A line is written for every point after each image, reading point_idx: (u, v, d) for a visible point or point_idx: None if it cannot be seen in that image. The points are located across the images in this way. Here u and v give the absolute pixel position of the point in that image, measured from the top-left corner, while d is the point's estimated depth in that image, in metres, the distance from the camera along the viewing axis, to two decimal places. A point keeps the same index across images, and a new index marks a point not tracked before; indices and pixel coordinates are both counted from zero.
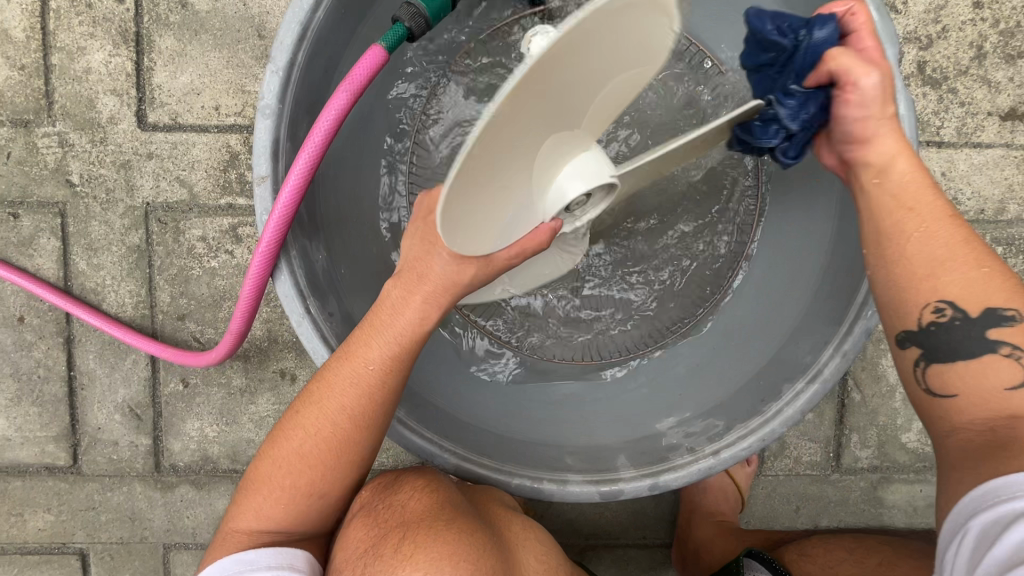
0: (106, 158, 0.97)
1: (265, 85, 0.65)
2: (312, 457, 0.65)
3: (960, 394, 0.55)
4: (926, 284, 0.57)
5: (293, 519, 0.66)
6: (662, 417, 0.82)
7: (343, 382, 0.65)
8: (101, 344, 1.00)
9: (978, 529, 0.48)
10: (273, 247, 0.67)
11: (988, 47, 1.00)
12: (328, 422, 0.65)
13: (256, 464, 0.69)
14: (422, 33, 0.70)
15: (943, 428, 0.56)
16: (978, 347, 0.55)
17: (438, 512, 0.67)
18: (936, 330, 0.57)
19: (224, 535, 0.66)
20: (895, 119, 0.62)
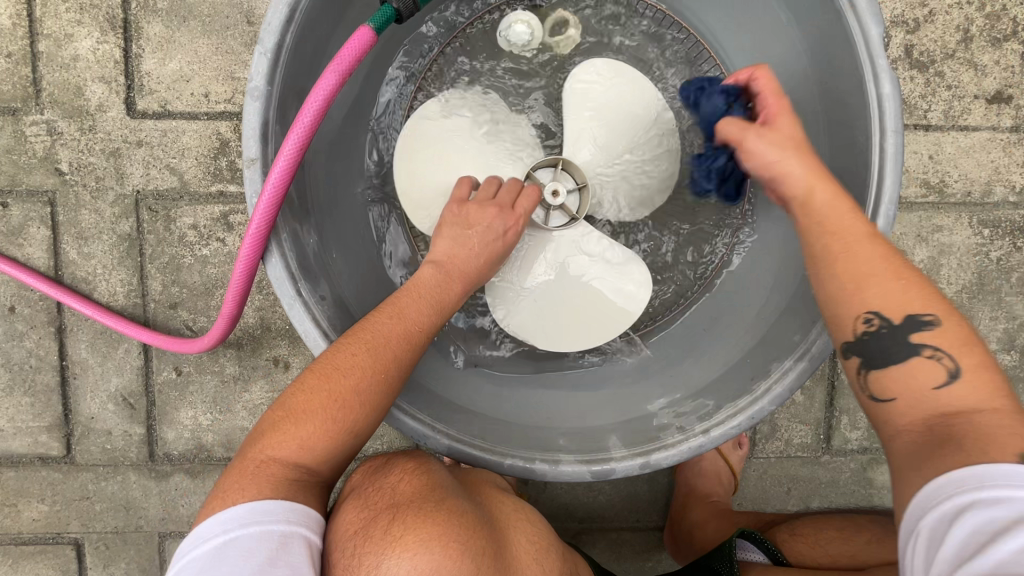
0: (95, 146, 0.97)
1: (253, 66, 0.65)
2: (369, 392, 0.64)
3: (897, 399, 0.58)
4: (854, 297, 0.60)
5: (326, 461, 0.64)
6: (652, 399, 0.83)
7: (392, 337, 0.67)
8: (93, 334, 1.00)
9: (930, 527, 0.49)
10: (264, 229, 0.67)
11: (974, 30, 1.01)
12: (389, 357, 0.66)
13: (292, 401, 0.64)
14: (409, 14, 0.70)
15: (890, 429, 0.58)
16: (904, 351, 0.58)
17: (428, 492, 0.65)
18: (868, 338, 0.60)
19: (255, 470, 0.61)
20: (803, 161, 0.66)
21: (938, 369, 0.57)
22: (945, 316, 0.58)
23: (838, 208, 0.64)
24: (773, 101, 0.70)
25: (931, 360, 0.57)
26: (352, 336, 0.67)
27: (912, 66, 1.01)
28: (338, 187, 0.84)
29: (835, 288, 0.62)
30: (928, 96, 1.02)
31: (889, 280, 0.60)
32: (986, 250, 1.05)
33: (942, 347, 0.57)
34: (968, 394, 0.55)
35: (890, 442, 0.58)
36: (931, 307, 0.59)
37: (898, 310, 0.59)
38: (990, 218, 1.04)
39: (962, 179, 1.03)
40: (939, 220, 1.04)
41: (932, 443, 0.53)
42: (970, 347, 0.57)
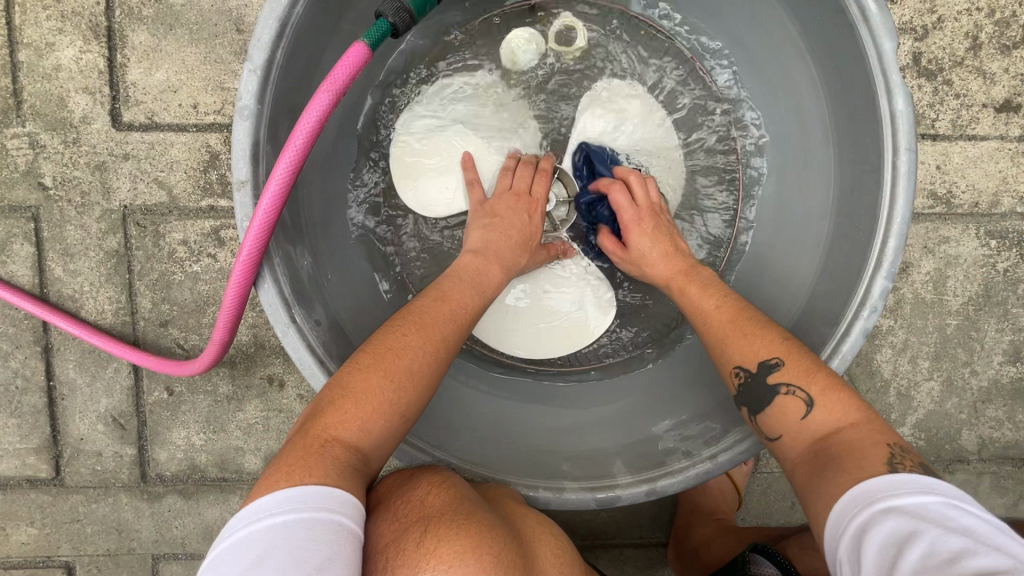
0: (80, 160, 0.94)
1: (242, 84, 0.62)
2: (421, 373, 0.64)
3: (783, 436, 0.64)
4: (723, 356, 0.69)
5: (379, 447, 0.61)
6: (658, 420, 0.81)
7: (441, 316, 0.69)
8: (81, 353, 0.97)
9: (851, 544, 0.51)
10: (256, 255, 0.64)
11: (983, 37, 0.99)
12: (439, 340, 0.67)
13: (348, 381, 0.62)
14: (406, 28, 0.67)
15: (790, 465, 0.64)
16: (768, 393, 0.65)
17: (458, 504, 0.60)
18: (744, 389, 0.67)
19: (319, 450, 0.56)
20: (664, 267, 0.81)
21: (798, 403, 0.63)
22: (790, 353, 0.65)
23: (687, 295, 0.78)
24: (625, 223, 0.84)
25: (790, 395, 0.63)
26: (403, 318, 0.68)
27: (920, 75, 0.99)
28: (331, 204, 0.81)
29: (718, 343, 0.71)
30: (936, 105, 1.00)
31: (738, 338, 0.69)
32: (993, 261, 1.03)
33: (793, 382, 0.64)
34: (828, 416, 0.61)
35: (791, 474, 0.63)
36: (776, 349, 0.66)
37: (753, 357, 0.66)
38: (997, 229, 1.03)
39: (969, 190, 1.02)
40: (946, 231, 1.02)
41: (822, 465, 0.58)
42: (814, 374, 0.63)
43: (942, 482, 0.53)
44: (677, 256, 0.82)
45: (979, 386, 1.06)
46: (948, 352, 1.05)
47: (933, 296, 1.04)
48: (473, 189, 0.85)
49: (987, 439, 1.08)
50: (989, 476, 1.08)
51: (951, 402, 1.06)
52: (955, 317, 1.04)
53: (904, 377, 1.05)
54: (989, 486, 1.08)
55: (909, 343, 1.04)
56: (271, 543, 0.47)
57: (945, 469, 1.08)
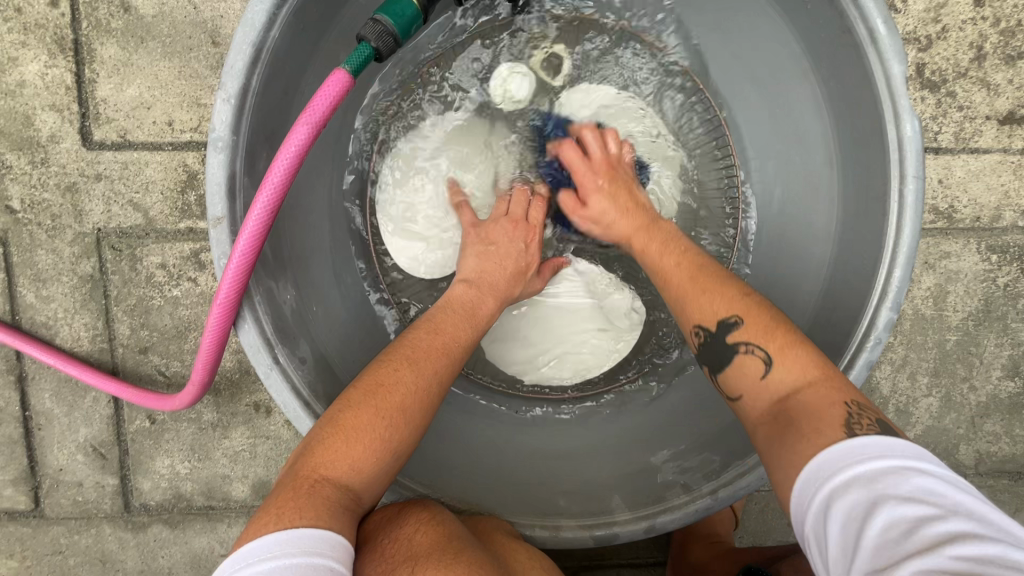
0: (49, 181, 0.89)
1: (215, 115, 0.58)
2: (412, 411, 0.60)
3: (743, 395, 0.60)
4: (684, 318, 0.66)
5: (370, 487, 0.57)
6: (657, 450, 0.79)
7: (433, 350, 0.66)
8: (58, 382, 0.94)
9: (813, 528, 0.46)
10: (234, 295, 0.60)
11: (988, 48, 0.96)
12: (432, 374, 0.63)
13: (339, 418, 0.58)
14: (391, 52, 0.63)
15: (750, 428, 0.59)
16: (728, 353, 0.61)
17: (447, 543, 0.56)
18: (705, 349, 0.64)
19: (308, 491, 0.52)
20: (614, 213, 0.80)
21: (757, 361, 0.58)
22: (750, 311, 0.61)
23: (652, 247, 0.76)
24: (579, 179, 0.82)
25: (749, 355, 0.59)
26: (395, 352, 0.64)
27: (923, 86, 0.96)
28: (314, 231, 0.77)
29: (677, 298, 0.68)
30: (939, 118, 0.97)
31: (698, 296, 0.65)
32: (994, 276, 1.02)
33: (752, 340, 0.59)
34: (787, 375, 0.56)
35: (754, 434, 0.58)
36: (734, 307, 0.61)
37: (712, 317, 0.62)
38: (998, 243, 1.01)
39: (971, 205, 1.00)
40: (947, 246, 1.00)
41: (780, 427, 0.54)
42: (775, 331, 0.59)
43: (905, 441, 0.48)
44: (635, 213, 0.79)
45: (977, 401, 1.05)
46: (947, 368, 1.04)
47: (933, 312, 1.02)
48: (464, 212, 0.84)
49: (985, 454, 1.07)
50: (985, 491, 1.08)
51: (950, 418, 1.05)
52: (954, 332, 1.03)
53: (903, 393, 1.04)
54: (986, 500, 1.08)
55: (908, 359, 1.03)
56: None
57: None
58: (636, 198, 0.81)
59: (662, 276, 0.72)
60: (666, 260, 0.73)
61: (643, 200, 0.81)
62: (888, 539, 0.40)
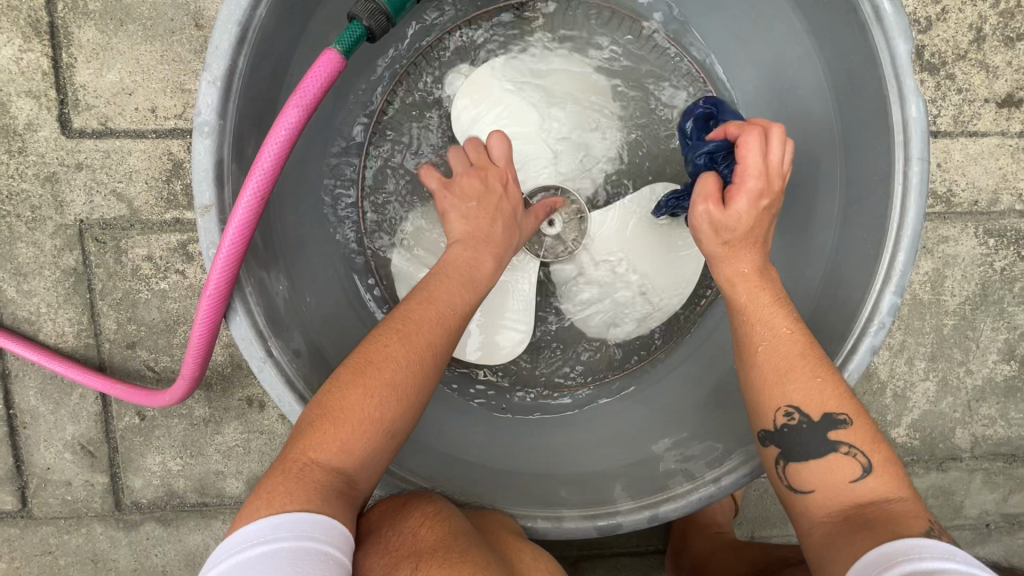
0: (28, 171, 0.86)
1: (201, 98, 0.55)
2: (404, 390, 0.58)
3: (817, 490, 0.58)
4: (776, 389, 0.61)
5: (365, 472, 0.56)
6: (658, 439, 0.78)
7: (425, 323, 0.62)
8: (42, 379, 0.91)
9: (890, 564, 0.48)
10: (225, 286, 0.58)
11: (988, 29, 0.95)
12: (424, 349, 0.60)
13: (326, 399, 0.56)
14: (383, 31, 0.62)
15: (808, 522, 0.58)
16: (822, 447, 0.58)
17: (452, 540, 0.55)
18: (788, 431, 0.60)
19: (297, 474, 0.51)
20: (752, 241, 0.66)
21: (854, 466, 0.57)
22: (857, 413, 0.59)
23: (758, 302, 0.65)
24: (740, 175, 0.64)
25: (847, 457, 0.57)
26: (386, 327, 0.61)
27: (922, 69, 0.95)
28: (305, 219, 0.75)
29: (769, 374, 0.61)
30: (937, 101, 0.96)
31: (807, 377, 0.60)
32: (991, 260, 1.02)
33: (855, 443, 0.58)
34: (879, 486, 0.56)
35: (807, 532, 0.58)
36: (845, 406, 0.58)
37: (818, 408, 0.59)
38: (995, 227, 1.01)
39: (969, 188, 0.99)
40: (945, 231, 1.00)
41: (850, 534, 0.53)
42: (877, 443, 0.58)
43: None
44: (760, 247, 0.67)
45: (974, 385, 1.06)
46: (944, 352, 1.04)
47: (930, 296, 1.02)
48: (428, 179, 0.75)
49: (980, 437, 1.08)
50: (980, 474, 1.09)
51: (946, 402, 1.06)
52: (951, 317, 1.03)
53: (900, 378, 1.04)
54: (981, 483, 1.09)
55: (906, 344, 1.03)
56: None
57: (938, 467, 1.08)
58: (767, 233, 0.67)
59: (764, 339, 0.63)
60: (775, 321, 0.64)
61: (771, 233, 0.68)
62: None
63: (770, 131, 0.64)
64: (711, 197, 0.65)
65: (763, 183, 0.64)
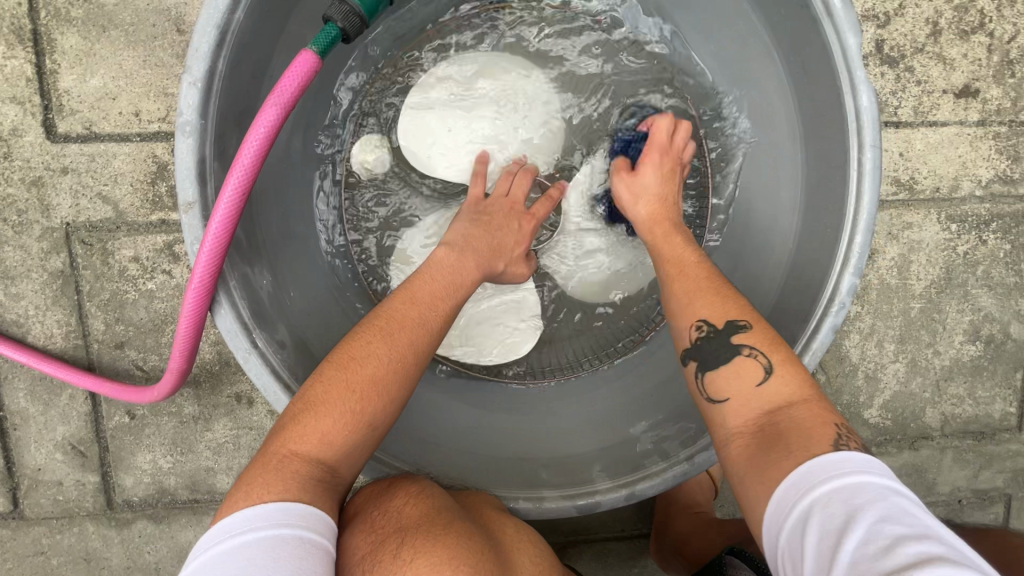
0: (14, 175, 0.88)
1: (181, 99, 0.58)
2: (387, 384, 0.60)
3: (730, 399, 0.61)
4: (688, 310, 0.66)
5: (348, 460, 0.57)
6: (636, 422, 0.81)
7: (408, 323, 0.65)
8: (32, 380, 0.92)
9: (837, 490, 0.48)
10: (209, 281, 0.60)
11: (944, 23, 0.99)
12: (405, 344, 0.63)
13: (309, 393, 0.58)
14: (357, 32, 0.65)
15: (726, 433, 0.60)
16: (728, 354, 0.62)
17: (437, 514, 0.57)
18: (702, 345, 0.64)
19: (279, 465, 0.53)
20: (654, 198, 0.80)
21: (756, 368, 0.60)
22: (757, 321, 0.63)
23: (670, 240, 0.76)
24: (647, 151, 0.83)
25: (749, 359, 0.61)
26: (367, 325, 0.64)
27: (882, 62, 0.99)
28: (286, 217, 0.77)
29: (686, 294, 0.68)
30: (898, 93, 1.00)
31: (709, 296, 0.66)
32: (954, 245, 1.06)
33: (756, 346, 0.61)
34: (782, 387, 0.59)
35: (725, 445, 0.60)
36: (745, 314, 0.64)
37: (721, 316, 0.64)
38: (957, 213, 1.05)
39: (931, 175, 1.03)
40: (909, 217, 1.04)
41: (761, 446, 0.55)
42: (778, 346, 0.61)
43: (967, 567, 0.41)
44: (670, 205, 0.81)
45: (941, 365, 1.10)
46: (912, 334, 1.07)
47: (897, 281, 1.06)
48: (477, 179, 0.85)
49: (950, 416, 1.12)
50: (951, 451, 1.13)
51: (916, 382, 1.09)
52: (918, 300, 1.07)
53: (871, 360, 1.08)
54: (952, 460, 1.13)
55: (876, 327, 1.07)
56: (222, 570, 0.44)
57: (910, 446, 1.11)
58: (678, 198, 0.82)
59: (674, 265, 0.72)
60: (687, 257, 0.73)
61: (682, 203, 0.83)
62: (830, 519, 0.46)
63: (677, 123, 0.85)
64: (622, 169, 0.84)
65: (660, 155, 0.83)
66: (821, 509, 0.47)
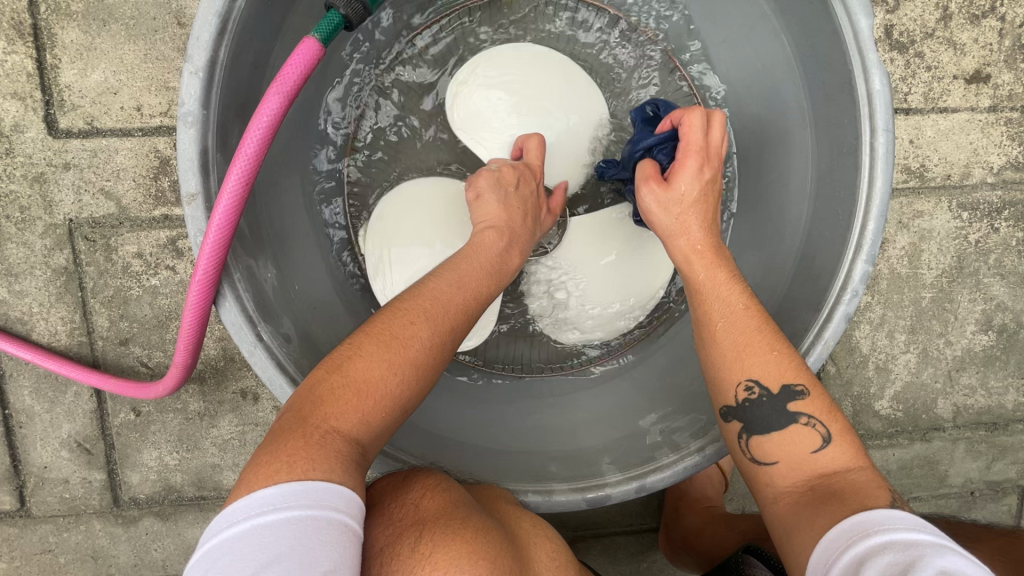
0: (16, 172, 0.87)
1: (183, 88, 0.57)
2: (425, 367, 0.59)
3: (779, 462, 0.61)
4: (735, 364, 0.64)
5: (376, 440, 0.56)
6: (645, 414, 0.80)
7: (447, 305, 0.63)
8: (37, 378, 0.92)
9: (894, 538, 0.48)
10: (213, 272, 0.59)
11: (953, 8, 0.98)
12: (444, 325, 0.62)
13: (348, 368, 0.56)
14: (360, 20, 0.64)
15: (771, 493, 0.60)
16: (784, 419, 0.61)
17: (454, 508, 0.56)
18: (749, 406, 0.63)
19: (319, 442, 0.50)
20: (700, 212, 0.71)
21: (813, 436, 0.60)
22: (813, 384, 0.62)
23: (715, 277, 0.68)
24: (683, 153, 0.72)
25: (807, 427, 0.61)
26: (407, 302, 0.62)
27: (892, 48, 0.98)
28: (289, 211, 0.76)
29: (734, 345, 0.65)
30: (908, 79, 0.99)
31: (762, 352, 0.64)
32: (965, 233, 1.04)
33: (814, 415, 0.61)
34: (840, 455, 0.59)
35: (771, 504, 0.60)
36: (801, 377, 0.62)
37: (775, 379, 0.62)
38: (969, 201, 1.03)
39: (941, 163, 1.02)
40: (919, 206, 1.02)
41: (808, 503, 0.56)
42: (835, 413, 0.61)
43: None
44: (711, 220, 0.72)
45: (953, 355, 1.08)
46: (923, 324, 1.06)
47: (908, 270, 1.04)
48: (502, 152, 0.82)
49: (962, 407, 1.10)
50: (964, 442, 1.11)
51: (927, 373, 1.08)
52: (929, 289, 1.05)
53: (881, 351, 1.06)
54: (964, 451, 1.11)
55: (886, 318, 1.05)
56: (247, 551, 0.42)
57: (921, 438, 1.10)
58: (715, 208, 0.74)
59: (711, 294, 0.68)
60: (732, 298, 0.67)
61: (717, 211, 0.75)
62: (893, 563, 0.46)
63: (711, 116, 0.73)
64: (653, 178, 0.73)
65: (701, 158, 0.72)
66: (885, 556, 0.47)
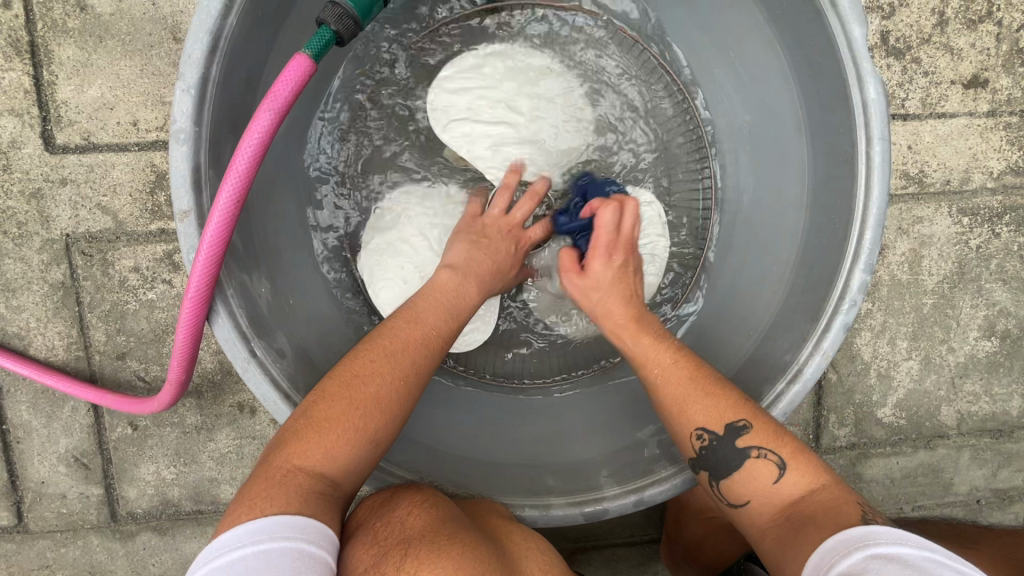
0: (13, 188, 0.87)
1: (175, 106, 0.57)
2: (391, 403, 0.59)
3: (750, 502, 0.61)
4: (682, 417, 0.65)
5: (350, 475, 0.56)
6: (643, 425, 0.79)
7: (410, 340, 0.63)
8: (34, 393, 0.92)
9: (874, 553, 0.49)
10: (205, 290, 0.59)
11: (950, 13, 0.97)
12: (407, 360, 0.62)
13: (311, 409, 0.57)
14: (352, 35, 0.64)
15: (755, 532, 0.61)
16: (738, 459, 0.62)
17: (440, 525, 0.56)
18: (705, 453, 0.63)
19: (281, 480, 0.52)
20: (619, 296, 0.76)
21: (769, 466, 0.61)
22: (756, 415, 0.63)
23: (642, 344, 0.72)
24: (593, 248, 0.77)
25: (759, 459, 0.61)
26: (367, 341, 0.63)
27: (888, 54, 0.97)
28: (284, 225, 0.76)
29: (675, 400, 0.66)
30: (905, 85, 0.98)
31: (700, 397, 0.65)
32: (966, 238, 1.03)
33: (763, 445, 0.61)
34: (799, 480, 0.60)
35: (759, 543, 0.60)
36: (741, 412, 0.63)
37: (719, 421, 0.63)
38: (969, 206, 1.03)
39: (941, 168, 1.01)
40: (919, 212, 1.02)
41: (793, 530, 0.56)
42: (782, 437, 0.61)
43: None
44: (633, 297, 0.76)
45: (956, 362, 1.07)
46: (925, 331, 1.05)
47: (909, 277, 1.03)
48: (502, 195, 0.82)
49: (966, 414, 1.09)
50: (969, 450, 1.10)
51: (930, 380, 1.07)
52: (930, 296, 1.04)
53: (883, 358, 1.05)
54: (969, 459, 1.10)
55: (887, 324, 1.04)
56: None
57: (925, 446, 1.09)
58: (638, 286, 0.78)
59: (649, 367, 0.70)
60: (660, 356, 0.70)
61: (641, 287, 0.79)
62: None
63: (623, 206, 0.77)
64: (571, 270, 0.79)
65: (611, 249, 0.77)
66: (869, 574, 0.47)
